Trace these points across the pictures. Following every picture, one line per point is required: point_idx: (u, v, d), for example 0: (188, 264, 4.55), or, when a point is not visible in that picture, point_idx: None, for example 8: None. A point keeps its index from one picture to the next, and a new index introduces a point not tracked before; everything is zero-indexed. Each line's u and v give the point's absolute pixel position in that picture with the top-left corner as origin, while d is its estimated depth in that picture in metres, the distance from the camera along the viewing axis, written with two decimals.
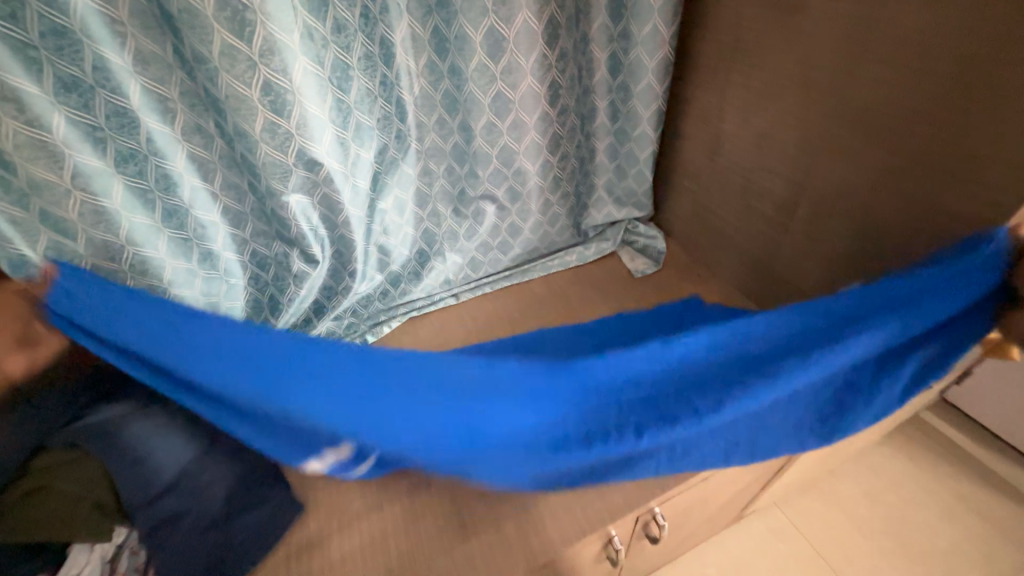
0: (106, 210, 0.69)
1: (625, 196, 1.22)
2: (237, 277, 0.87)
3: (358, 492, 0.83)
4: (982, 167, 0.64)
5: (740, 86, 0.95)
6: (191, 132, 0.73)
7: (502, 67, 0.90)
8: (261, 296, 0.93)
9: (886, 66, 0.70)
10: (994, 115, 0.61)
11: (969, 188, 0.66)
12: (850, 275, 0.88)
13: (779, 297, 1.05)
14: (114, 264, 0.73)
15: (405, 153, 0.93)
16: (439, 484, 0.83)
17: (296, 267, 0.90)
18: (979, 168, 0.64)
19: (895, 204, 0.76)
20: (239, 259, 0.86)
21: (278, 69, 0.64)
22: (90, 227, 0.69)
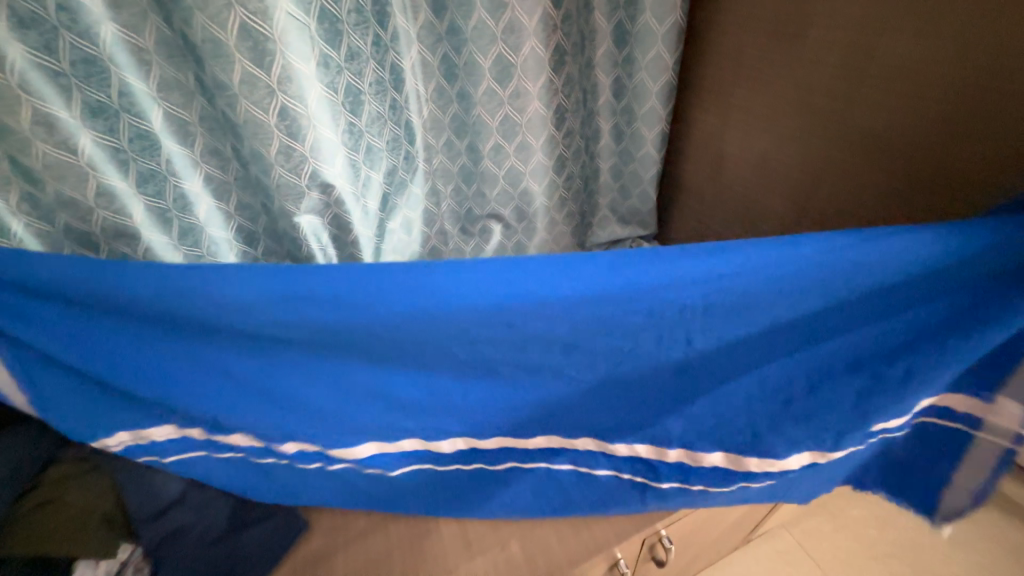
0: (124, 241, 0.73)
1: (629, 215, 1.22)
2: None
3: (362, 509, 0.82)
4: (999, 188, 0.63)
5: (741, 111, 0.97)
6: (209, 155, 0.76)
7: (509, 90, 0.92)
8: None
9: (883, 94, 0.72)
10: (997, 138, 0.61)
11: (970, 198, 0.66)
12: None
13: None
14: (84, 225, 0.69)
15: (412, 174, 0.95)
16: None
17: None
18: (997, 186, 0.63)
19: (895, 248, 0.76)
20: None
21: (295, 95, 0.67)
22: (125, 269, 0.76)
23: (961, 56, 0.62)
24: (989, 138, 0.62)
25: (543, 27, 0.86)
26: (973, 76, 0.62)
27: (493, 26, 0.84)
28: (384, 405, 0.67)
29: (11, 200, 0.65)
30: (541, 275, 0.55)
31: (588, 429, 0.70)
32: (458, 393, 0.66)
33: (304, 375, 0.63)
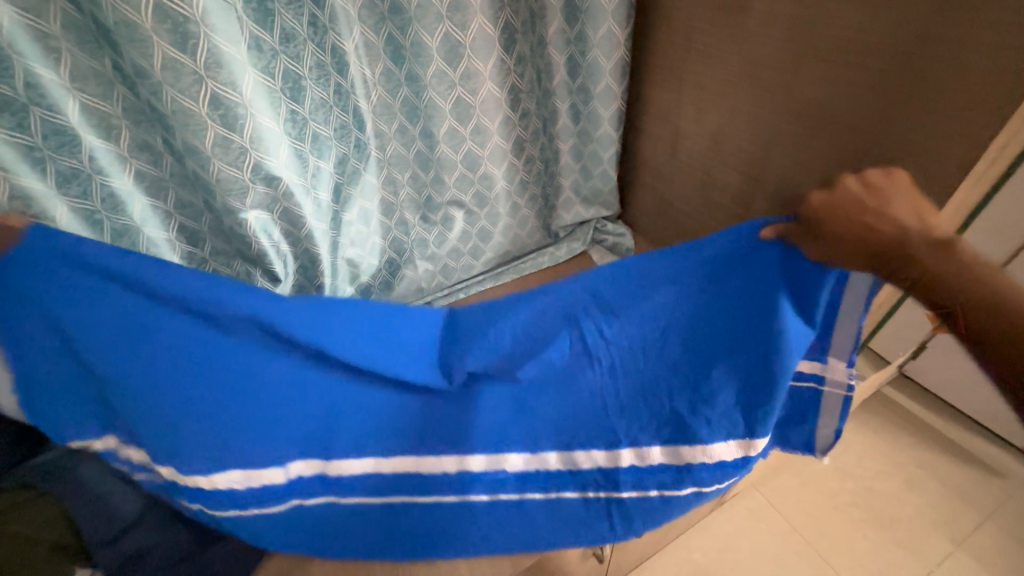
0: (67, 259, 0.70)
1: (592, 196, 1.22)
2: None
3: None
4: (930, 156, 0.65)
5: (695, 86, 0.97)
6: (139, 149, 0.71)
7: (460, 72, 0.89)
8: None
9: (825, 64, 0.74)
10: (928, 106, 0.63)
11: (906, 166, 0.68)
12: None
13: None
14: None
15: (366, 162, 0.91)
16: None
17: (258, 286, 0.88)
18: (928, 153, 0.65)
19: None
20: None
21: (226, 82, 0.62)
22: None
23: (902, 25, 0.63)
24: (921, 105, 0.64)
25: (490, 4, 0.85)
26: (908, 41, 0.63)
27: (438, 4, 0.81)
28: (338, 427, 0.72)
29: None
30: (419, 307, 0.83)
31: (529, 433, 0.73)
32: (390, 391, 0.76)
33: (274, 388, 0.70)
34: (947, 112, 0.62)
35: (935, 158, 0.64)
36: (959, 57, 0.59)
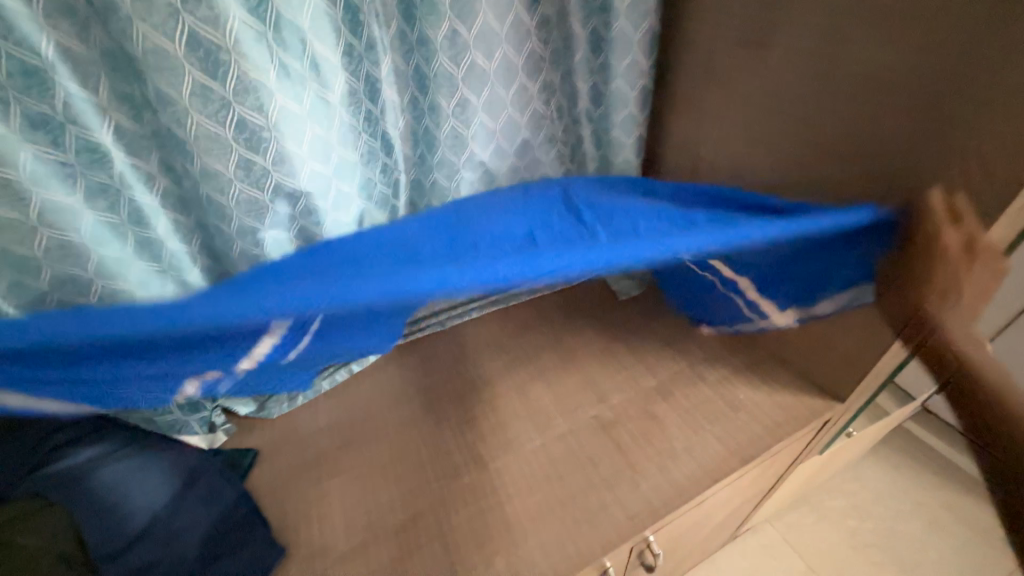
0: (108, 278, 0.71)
1: None
2: None
3: (342, 530, 0.79)
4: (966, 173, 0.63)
5: (716, 118, 0.97)
6: (165, 169, 0.73)
7: (484, 99, 0.91)
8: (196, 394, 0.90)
9: (849, 97, 0.73)
10: (966, 131, 0.61)
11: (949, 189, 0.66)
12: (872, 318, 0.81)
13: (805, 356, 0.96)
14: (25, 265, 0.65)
15: (393, 187, 0.94)
16: (428, 518, 0.80)
17: None
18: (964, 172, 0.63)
19: None
20: None
21: (253, 106, 0.66)
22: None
23: (936, 58, 0.61)
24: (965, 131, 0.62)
25: (514, 34, 0.88)
26: (938, 73, 0.62)
27: (466, 34, 0.82)
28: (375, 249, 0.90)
29: None
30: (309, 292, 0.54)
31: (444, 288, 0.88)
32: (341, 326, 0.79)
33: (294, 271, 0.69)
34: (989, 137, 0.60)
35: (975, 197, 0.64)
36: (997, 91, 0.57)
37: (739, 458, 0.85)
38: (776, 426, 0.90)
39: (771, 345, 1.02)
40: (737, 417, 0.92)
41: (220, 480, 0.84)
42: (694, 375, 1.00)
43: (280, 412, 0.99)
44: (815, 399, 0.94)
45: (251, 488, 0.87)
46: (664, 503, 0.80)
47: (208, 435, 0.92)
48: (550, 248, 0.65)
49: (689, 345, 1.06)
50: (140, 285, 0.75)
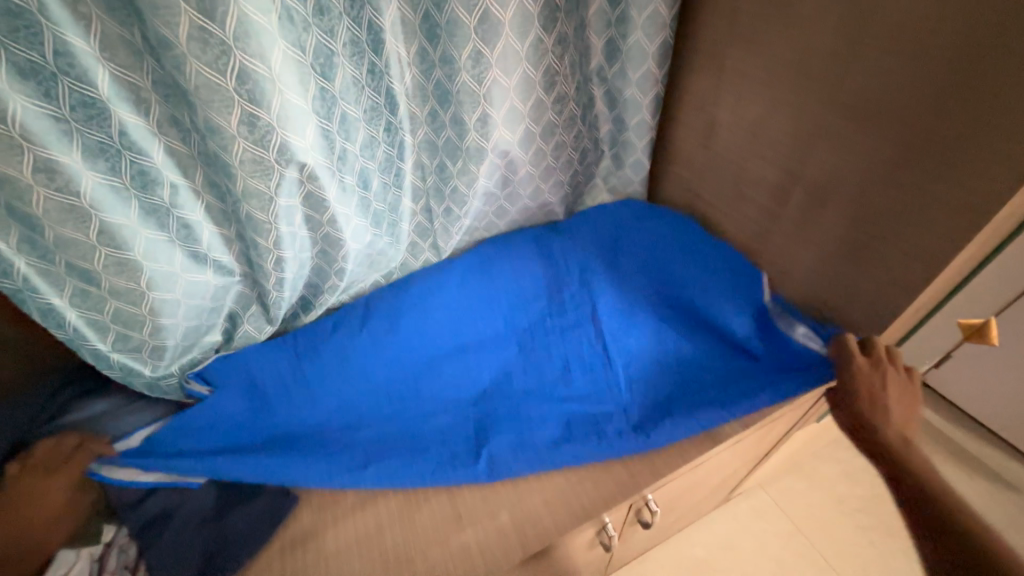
0: (114, 244, 0.72)
1: (620, 186, 1.19)
2: (179, 313, 0.83)
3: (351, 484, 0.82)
4: (992, 136, 0.62)
5: (739, 77, 0.92)
6: (168, 125, 0.71)
7: (498, 51, 0.85)
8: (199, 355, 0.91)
9: (880, 54, 0.70)
10: (996, 90, 0.60)
11: (975, 152, 0.64)
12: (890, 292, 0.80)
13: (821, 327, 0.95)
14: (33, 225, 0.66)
15: (398, 148, 0.91)
16: None
17: (259, 328, 0.95)
18: (992, 135, 0.62)
19: (885, 219, 0.77)
20: (199, 309, 0.86)
21: (254, 54, 0.63)
22: (113, 276, 0.74)
23: (978, 8, 0.59)
24: (997, 88, 0.60)
25: None
26: (977, 26, 0.60)
27: None
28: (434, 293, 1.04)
29: (11, 239, 0.66)
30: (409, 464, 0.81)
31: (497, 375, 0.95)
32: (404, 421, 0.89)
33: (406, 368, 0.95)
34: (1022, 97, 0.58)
35: (990, 159, 0.63)
36: None
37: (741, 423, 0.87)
38: None
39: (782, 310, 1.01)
40: None
41: None
42: None
43: None
44: None
45: None
46: (665, 464, 0.82)
47: None
48: (591, 434, 0.84)
49: None
50: (146, 255, 0.75)
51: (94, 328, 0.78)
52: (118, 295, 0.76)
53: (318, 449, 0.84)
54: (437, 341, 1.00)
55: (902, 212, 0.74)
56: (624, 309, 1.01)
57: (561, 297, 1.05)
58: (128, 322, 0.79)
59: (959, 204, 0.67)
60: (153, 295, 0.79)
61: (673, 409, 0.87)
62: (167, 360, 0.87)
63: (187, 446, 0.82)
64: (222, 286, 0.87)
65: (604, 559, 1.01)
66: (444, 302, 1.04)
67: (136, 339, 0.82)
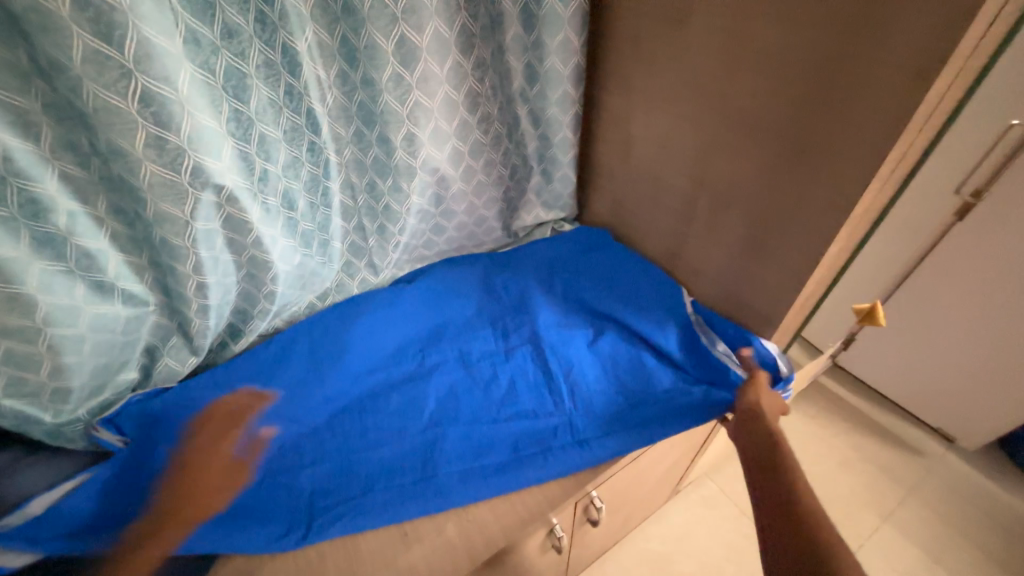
0: (5, 279, 0.66)
1: (552, 200, 1.24)
2: (82, 351, 0.76)
3: None
4: (841, 144, 0.72)
5: (645, 95, 1.01)
6: (63, 150, 0.67)
7: (417, 76, 0.88)
8: (112, 395, 0.84)
9: (752, 76, 0.80)
10: (838, 105, 0.70)
11: (831, 159, 0.74)
12: (788, 284, 0.89)
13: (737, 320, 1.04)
14: None
15: (323, 167, 0.90)
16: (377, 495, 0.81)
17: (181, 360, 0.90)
18: (841, 144, 0.72)
19: (772, 218, 0.87)
20: (109, 346, 0.80)
21: (158, 77, 0.62)
22: (3, 314, 0.68)
23: (814, 39, 0.70)
24: (838, 104, 0.70)
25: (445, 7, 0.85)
26: (817, 52, 0.70)
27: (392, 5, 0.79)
28: (377, 327, 1.04)
29: None
30: (363, 502, 0.78)
31: (443, 395, 0.94)
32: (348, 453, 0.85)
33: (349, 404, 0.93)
34: (855, 111, 0.69)
35: (841, 165, 0.73)
36: (861, 70, 0.66)
37: None
38: None
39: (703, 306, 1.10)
40: None
41: None
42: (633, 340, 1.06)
43: None
44: None
45: None
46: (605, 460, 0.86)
47: None
48: (539, 447, 0.86)
49: None
50: (42, 288, 0.69)
51: None
52: (9, 334, 0.70)
53: (245, 500, 0.77)
54: (381, 374, 0.98)
55: (784, 212, 0.84)
56: (564, 329, 1.06)
57: (504, 321, 1.08)
58: (22, 363, 0.72)
59: (825, 202, 0.78)
60: (52, 333, 0.72)
61: (615, 418, 0.90)
62: (72, 404, 0.80)
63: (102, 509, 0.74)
64: (135, 318, 0.81)
65: (560, 563, 1.03)
66: (387, 336, 1.04)
67: (32, 383, 0.74)
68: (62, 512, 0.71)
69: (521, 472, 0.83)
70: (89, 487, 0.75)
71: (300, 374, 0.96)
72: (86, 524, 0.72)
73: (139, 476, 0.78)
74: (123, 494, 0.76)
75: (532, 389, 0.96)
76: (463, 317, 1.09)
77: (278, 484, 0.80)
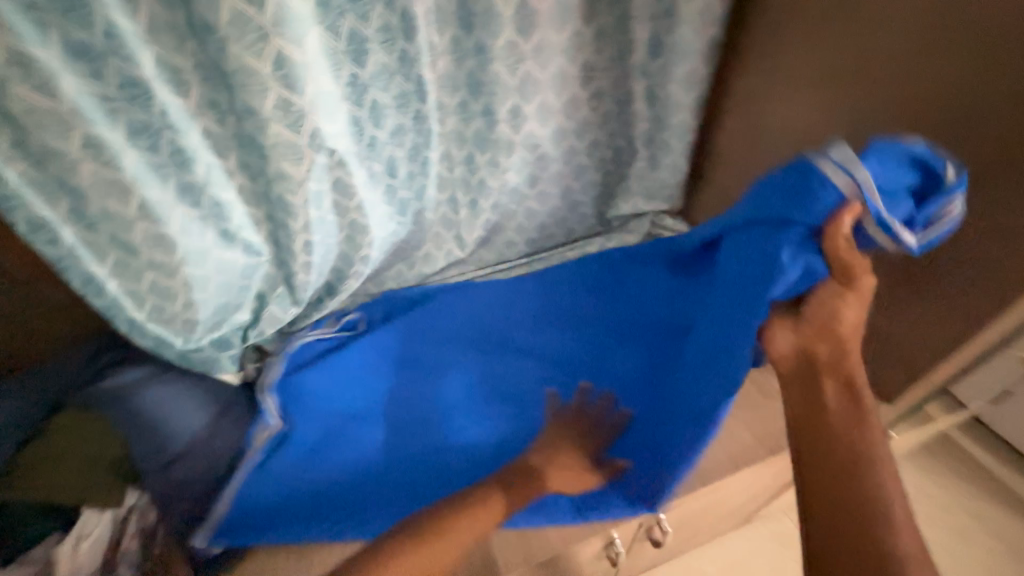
0: (155, 220, 0.74)
1: (654, 189, 1.11)
2: (205, 291, 0.85)
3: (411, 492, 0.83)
4: None
5: (790, 77, 0.86)
6: (206, 107, 0.72)
7: (531, 44, 0.83)
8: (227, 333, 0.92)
9: (956, 56, 0.64)
10: None
11: None
12: (953, 322, 0.73)
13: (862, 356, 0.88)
14: (82, 199, 0.70)
15: (425, 136, 0.87)
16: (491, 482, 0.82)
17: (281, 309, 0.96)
18: None
19: (951, 237, 0.70)
20: (228, 288, 0.88)
21: (291, 39, 0.64)
22: (151, 248, 0.77)
23: None
24: None
25: None
26: None
27: None
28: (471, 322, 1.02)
29: (60, 209, 0.70)
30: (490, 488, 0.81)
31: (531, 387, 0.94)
32: (458, 437, 0.88)
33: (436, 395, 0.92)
34: None
35: None
36: None
37: (765, 448, 0.81)
38: None
39: None
40: (769, 405, 0.87)
41: (250, 414, 0.91)
42: None
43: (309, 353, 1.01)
44: None
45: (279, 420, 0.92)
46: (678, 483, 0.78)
47: (239, 372, 0.96)
48: (658, 459, 0.80)
49: None
50: (181, 231, 0.78)
51: (132, 297, 0.81)
52: (155, 268, 0.79)
53: (387, 486, 0.84)
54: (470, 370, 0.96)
55: (970, 230, 0.68)
56: (626, 331, 0.98)
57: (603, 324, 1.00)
58: (164, 293, 0.82)
59: None
60: (187, 270, 0.81)
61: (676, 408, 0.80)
62: (198, 333, 0.88)
63: (281, 489, 0.84)
64: (250, 265, 0.88)
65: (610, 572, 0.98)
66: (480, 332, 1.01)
67: (170, 311, 0.84)
68: (252, 498, 0.82)
69: (661, 484, 0.77)
70: (256, 471, 0.85)
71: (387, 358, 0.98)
72: (267, 502, 0.82)
73: (297, 458, 0.87)
74: (288, 477, 0.85)
75: (620, 383, 0.91)
76: (560, 309, 1.03)
77: (416, 465, 0.85)
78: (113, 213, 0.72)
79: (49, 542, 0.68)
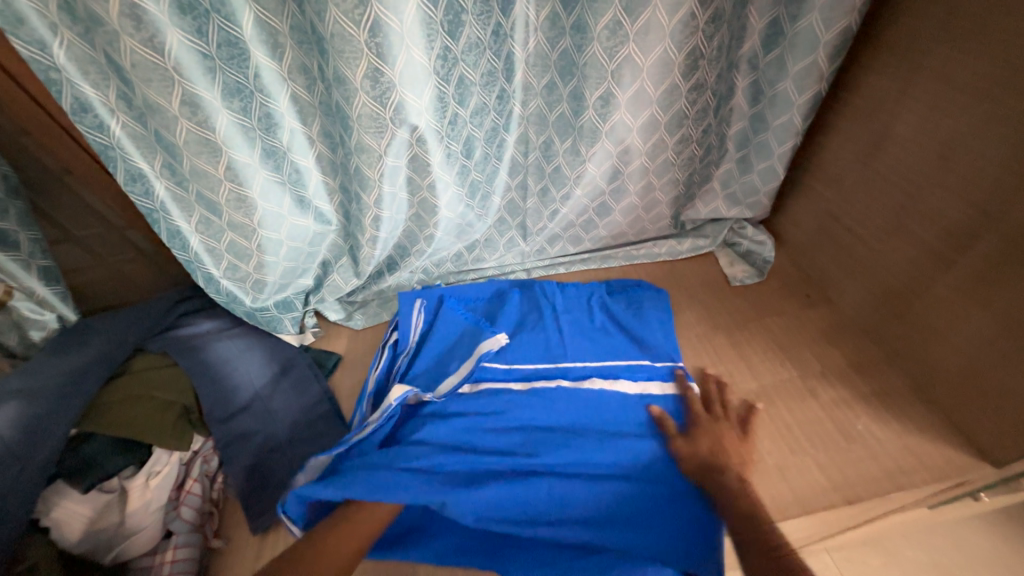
0: (239, 183, 0.76)
1: (743, 193, 1.02)
2: (276, 254, 0.87)
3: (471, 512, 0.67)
4: None
5: (932, 82, 0.73)
6: (297, 72, 0.72)
7: (638, 25, 0.75)
8: (291, 296, 0.95)
9: None
10: None
11: None
12: None
13: (962, 410, 0.77)
14: (174, 155, 0.72)
15: (505, 118, 0.85)
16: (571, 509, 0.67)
17: (341, 278, 0.98)
18: None
19: None
20: (297, 254, 0.90)
21: (389, 7, 0.61)
22: (233, 210, 0.79)
23: None
24: None
25: None
26: None
27: None
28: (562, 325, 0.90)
29: (156, 163, 0.72)
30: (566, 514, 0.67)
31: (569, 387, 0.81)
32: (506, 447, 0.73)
33: (535, 405, 0.78)
34: None
35: None
36: None
37: (843, 497, 0.73)
38: (899, 471, 0.75)
39: (922, 375, 0.83)
40: (852, 449, 0.78)
41: (309, 374, 0.92)
42: (805, 390, 0.86)
43: (366, 325, 1.03)
44: (959, 455, 0.76)
45: (334, 388, 0.94)
46: None
47: (299, 334, 0.99)
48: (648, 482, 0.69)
49: (805, 356, 0.91)
50: (262, 195, 0.79)
51: (211, 255, 0.84)
52: (234, 229, 0.82)
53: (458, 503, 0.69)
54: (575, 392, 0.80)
55: None
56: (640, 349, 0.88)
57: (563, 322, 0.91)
58: (239, 254, 0.85)
59: None
60: (262, 234, 0.83)
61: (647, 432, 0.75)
62: (266, 294, 0.92)
63: None
64: (320, 233, 0.90)
65: None
66: (574, 340, 0.88)
67: (244, 270, 0.87)
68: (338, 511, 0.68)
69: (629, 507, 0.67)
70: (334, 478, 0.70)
71: (444, 351, 0.87)
72: None
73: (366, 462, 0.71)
74: None
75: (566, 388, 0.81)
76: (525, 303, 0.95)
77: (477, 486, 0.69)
78: (201, 171, 0.73)
79: (123, 474, 0.73)
